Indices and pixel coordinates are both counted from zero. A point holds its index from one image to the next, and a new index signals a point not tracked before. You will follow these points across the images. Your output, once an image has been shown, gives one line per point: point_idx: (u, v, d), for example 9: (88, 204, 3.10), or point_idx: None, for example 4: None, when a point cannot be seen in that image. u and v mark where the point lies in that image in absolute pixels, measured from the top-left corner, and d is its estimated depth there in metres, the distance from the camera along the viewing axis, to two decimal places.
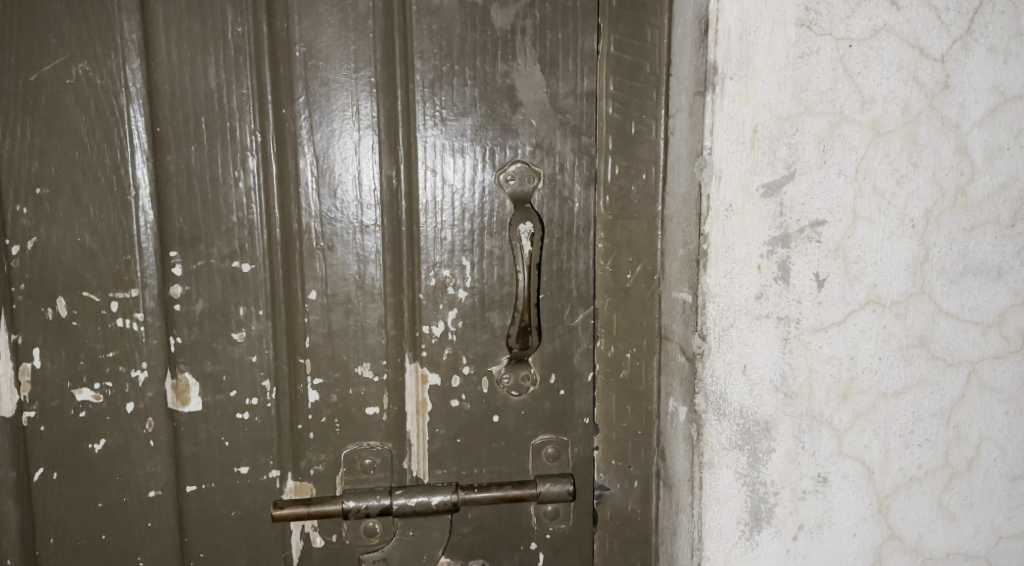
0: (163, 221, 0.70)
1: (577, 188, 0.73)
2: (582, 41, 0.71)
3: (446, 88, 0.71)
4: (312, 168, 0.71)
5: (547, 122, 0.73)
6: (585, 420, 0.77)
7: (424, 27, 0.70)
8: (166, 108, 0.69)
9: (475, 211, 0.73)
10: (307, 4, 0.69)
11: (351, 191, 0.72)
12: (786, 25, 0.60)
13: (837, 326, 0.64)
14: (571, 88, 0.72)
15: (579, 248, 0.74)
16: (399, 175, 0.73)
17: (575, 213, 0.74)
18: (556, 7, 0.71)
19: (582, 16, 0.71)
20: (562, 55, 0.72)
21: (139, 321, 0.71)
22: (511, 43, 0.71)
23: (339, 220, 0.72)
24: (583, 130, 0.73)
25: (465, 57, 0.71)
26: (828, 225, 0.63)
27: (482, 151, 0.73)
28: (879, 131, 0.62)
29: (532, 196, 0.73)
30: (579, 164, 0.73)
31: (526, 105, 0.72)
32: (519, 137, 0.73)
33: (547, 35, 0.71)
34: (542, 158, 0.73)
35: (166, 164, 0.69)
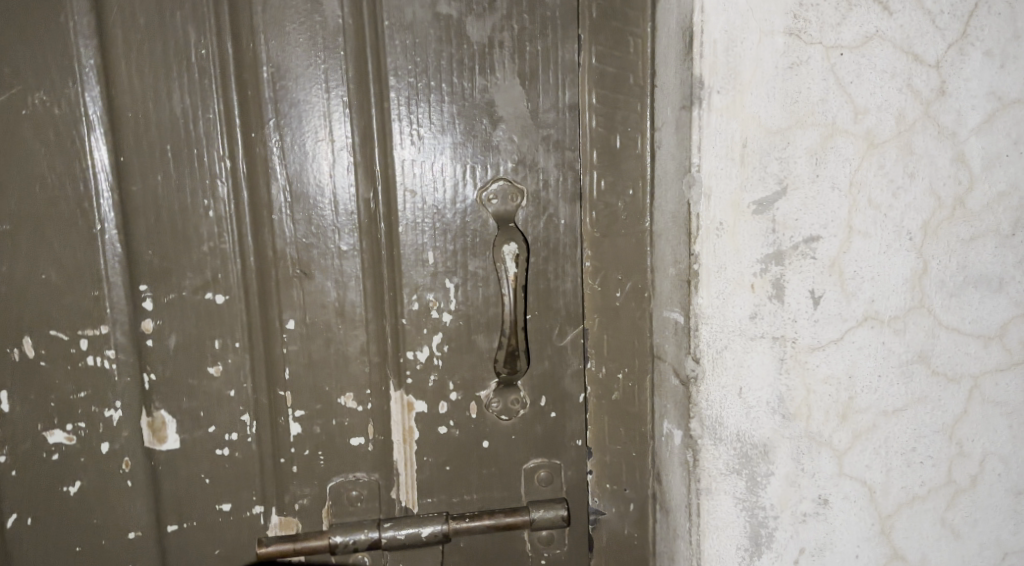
0: (131, 253, 0.67)
1: (562, 205, 0.71)
2: (562, 52, 0.69)
3: (422, 105, 0.68)
4: (286, 194, 0.68)
5: (529, 137, 0.70)
6: (577, 442, 0.75)
7: (397, 43, 0.67)
8: (130, 136, 0.66)
9: (456, 232, 0.71)
10: (274, 22, 0.66)
11: (327, 215, 0.69)
12: (774, 35, 0.57)
13: (834, 344, 0.62)
14: (552, 102, 0.69)
15: (566, 267, 0.71)
16: (377, 197, 0.70)
17: (560, 230, 0.71)
18: (535, 18, 0.68)
19: (562, 27, 0.68)
20: (542, 68, 0.69)
21: (110, 359, 0.68)
22: (488, 56, 0.68)
23: (316, 246, 0.70)
24: (566, 144, 0.70)
25: (442, 72, 0.68)
26: (823, 241, 0.60)
27: (462, 170, 0.70)
28: (874, 142, 0.59)
29: (516, 215, 0.71)
30: (563, 180, 0.70)
31: (506, 121, 0.69)
32: (501, 154, 0.70)
33: (526, 47, 0.68)
34: (525, 175, 0.70)
35: (132, 195, 0.66)
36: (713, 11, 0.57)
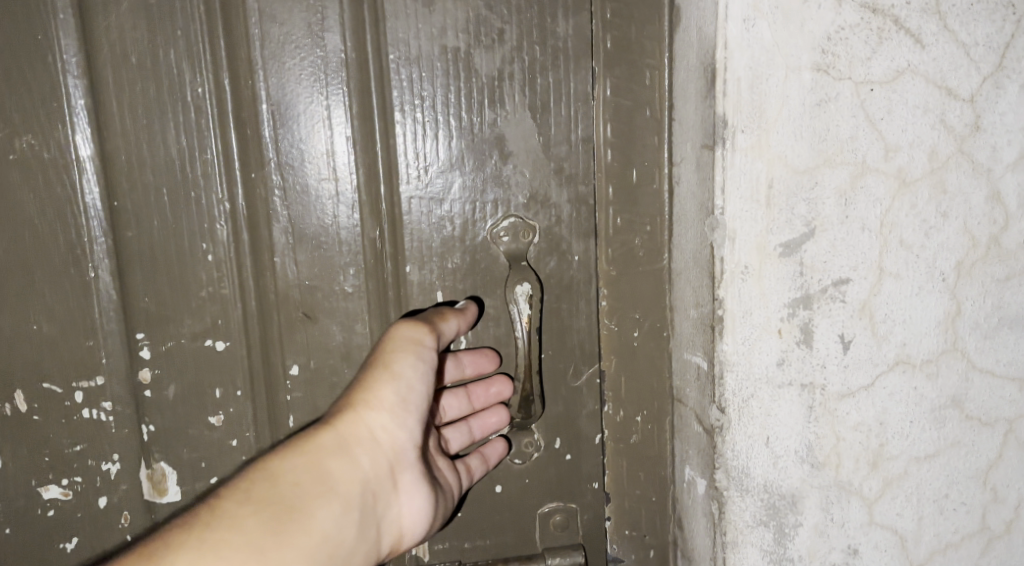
0: (127, 300, 0.65)
1: (576, 242, 0.68)
2: (576, 83, 0.65)
3: (430, 141, 0.65)
4: (287, 235, 0.65)
5: (541, 172, 0.67)
6: (594, 484, 0.72)
7: (403, 77, 0.64)
8: (124, 180, 0.63)
9: (466, 271, 0.68)
10: (274, 58, 0.63)
11: (332, 255, 0.66)
12: (801, 70, 0.54)
13: (865, 391, 0.59)
14: (565, 135, 0.66)
15: (580, 305, 0.69)
16: (383, 235, 0.67)
17: (574, 267, 0.68)
18: (546, 49, 0.65)
19: (575, 57, 0.65)
20: (554, 100, 0.66)
21: (107, 411, 0.66)
22: (498, 89, 0.65)
23: (320, 289, 0.67)
24: (579, 179, 0.67)
25: (449, 107, 0.65)
26: (853, 283, 0.57)
27: (472, 207, 0.67)
28: (905, 180, 0.56)
29: (528, 253, 0.68)
30: (577, 216, 0.67)
31: (516, 155, 0.66)
32: (511, 189, 0.67)
33: (538, 79, 0.65)
34: (537, 211, 0.67)
35: (126, 241, 0.64)
36: (737, 46, 0.54)
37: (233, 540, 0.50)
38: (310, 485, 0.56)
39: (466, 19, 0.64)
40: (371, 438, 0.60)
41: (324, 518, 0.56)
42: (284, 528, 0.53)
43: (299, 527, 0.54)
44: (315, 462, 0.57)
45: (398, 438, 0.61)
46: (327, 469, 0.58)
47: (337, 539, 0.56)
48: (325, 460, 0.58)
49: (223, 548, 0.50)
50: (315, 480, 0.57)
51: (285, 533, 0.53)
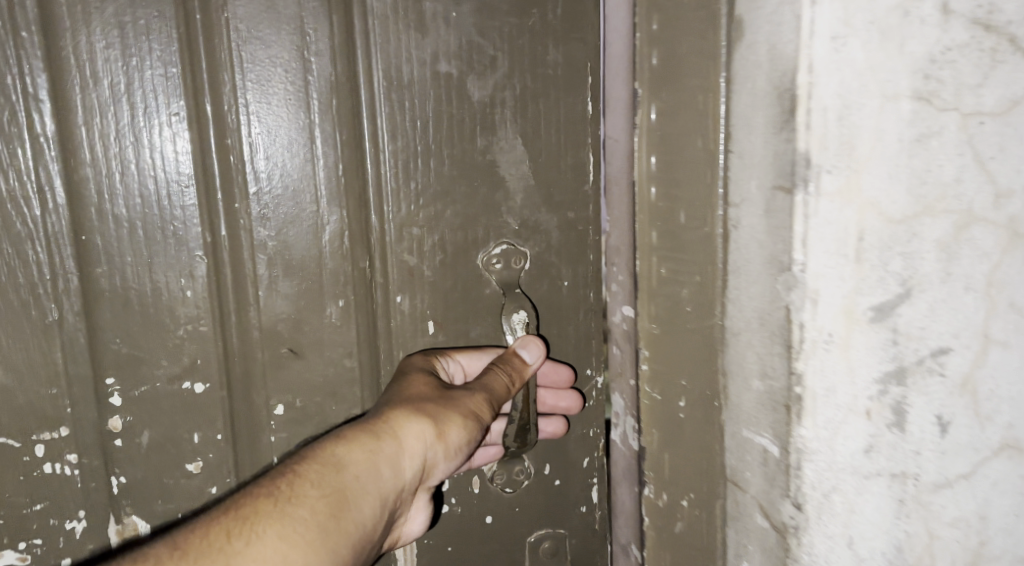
0: (95, 345, 0.65)
1: (565, 269, 0.73)
2: (564, 110, 0.69)
3: (424, 165, 0.67)
4: (268, 268, 0.67)
5: (532, 198, 0.70)
6: (580, 508, 0.79)
7: (394, 102, 0.66)
8: (93, 221, 0.63)
9: (453, 292, 0.70)
10: (261, 84, 0.64)
11: (316, 285, 0.68)
12: (899, 98, 0.45)
13: (964, 480, 0.49)
14: (554, 159, 0.70)
15: (569, 330, 0.74)
16: (372, 265, 0.68)
17: (563, 292, 0.73)
18: (536, 77, 0.68)
19: (565, 86, 0.69)
20: (545, 127, 0.69)
21: (71, 465, 0.66)
22: (491, 114, 0.68)
23: (305, 321, 0.68)
24: (567, 205, 0.71)
25: (442, 134, 0.67)
26: (953, 353, 0.47)
27: (466, 236, 0.69)
28: (1017, 231, 0.47)
29: (520, 278, 0.71)
30: (566, 240, 0.72)
31: (509, 181, 0.69)
32: (505, 217, 0.70)
33: (530, 103, 0.69)
34: (528, 236, 0.71)
35: (95, 279, 0.64)
36: (825, 69, 0.44)
37: (301, 530, 0.54)
38: (365, 480, 0.59)
39: (458, 45, 0.66)
40: (426, 449, 0.63)
41: (370, 514, 0.59)
42: (340, 521, 0.57)
43: (351, 520, 0.57)
44: (375, 460, 0.60)
45: (449, 453, 0.65)
46: (382, 469, 0.60)
47: (374, 531, 0.60)
48: (384, 464, 0.60)
49: (290, 534, 0.54)
50: (370, 475, 0.59)
51: (341, 524, 0.57)
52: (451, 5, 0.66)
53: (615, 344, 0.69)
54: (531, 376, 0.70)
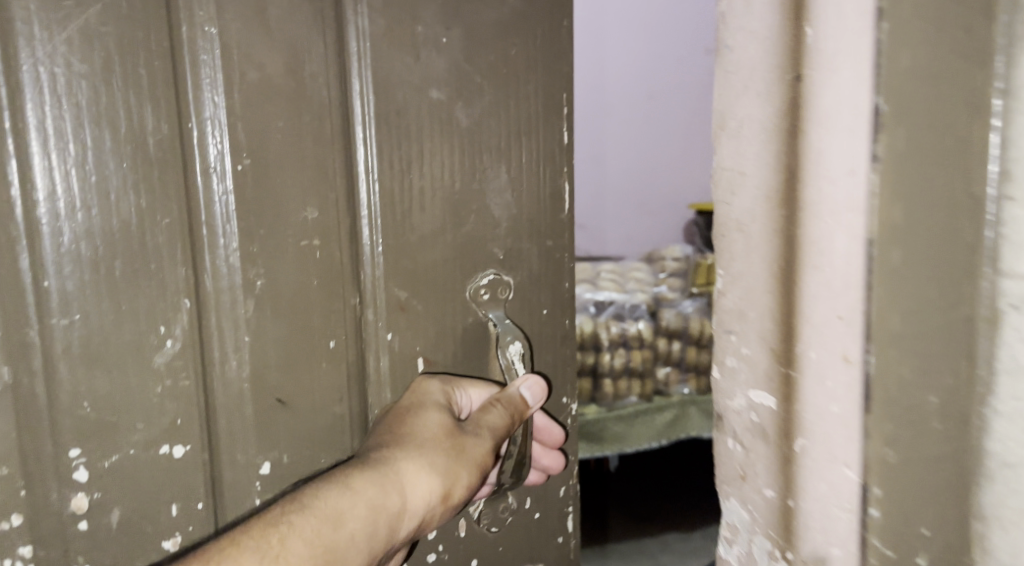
0: (56, 417, 0.65)
1: (547, 298, 0.79)
2: (542, 142, 0.77)
3: (418, 192, 0.73)
4: (255, 306, 0.68)
5: (516, 225, 0.77)
6: (558, 539, 0.85)
7: (391, 128, 0.71)
8: (59, 287, 0.63)
9: (440, 318, 0.75)
10: (254, 106, 0.66)
11: (306, 324, 0.70)
12: None
13: None
14: (535, 189, 0.77)
15: (551, 357, 0.80)
16: (362, 300, 0.72)
17: (543, 320, 0.79)
18: (516, 108, 0.75)
19: (544, 115, 0.76)
20: (525, 158, 0.76)
21: (24, 557, 0.66)
22: (478, 140, 0.74)
23: (296, 356, 0.71)
24: (545, 233, 0.78)
25: (436, 162, 0.73)
26: None
27: (459, 266, 0.75)
28: None
29: (505, 305, 0.77)
30: (545, 267, 0.79)
31: (494, 211, 0.75)
32: (492, 245, 0.76)
33: (513, 126, 0.75)
34: (511, 265, 0.77)
35: (57, 343, 0.64)
36: None
37: None
38: (358, 538, 0.61)
39: (448, 72, 0.72)
40: (428, 506, 0.66)
41: None
42: None
43: None
44: (375, 516, 0.62)
45: (449, 507, 0.68)
46: (379, 524, 0.63)
47: None
48: (383, 519, 0.63)
49: None
50: (364, 534, 0.62)
51: None
52: (442, 31, 0.71)
53: (738, 438, 0.68)
54: (531, 415, 0.73)
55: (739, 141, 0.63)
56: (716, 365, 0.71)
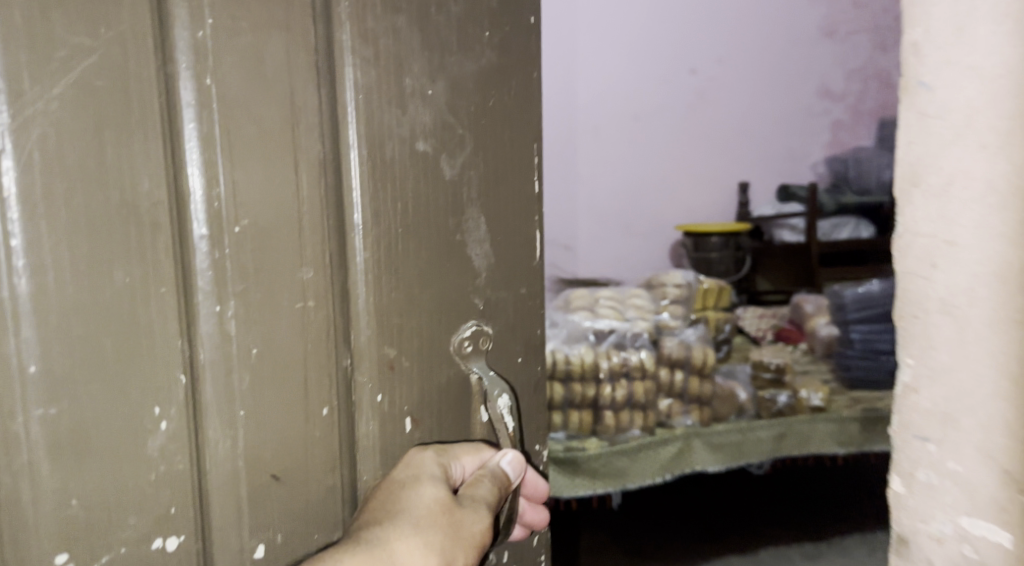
0: (44, 519, 0.66)
1: (521, 350, 0.92)
2: (516, 188, 0.89)
3: (407, 245, 0.81)
4: (247, 383, 0.74)
5: (496, 274, 0.88)
6: None
7: (380, 184, 0.79)
8: (48, 388, 0.64)
9: (426, 365, 0.84)
10: (244, 162, 0.71)
11: (297, 391, 0.77)
12: None
13: None
14: (507, 240, 0.89)
15: (523, 391, 0.94)
16: (351, 354, 0.80)
17: (516, 366, 0.92)
18: (492, 158, 0.86)
19: (521, 162, 0.89)
20: (501, 204, 0.88)
21: None
22: (460, 194, 0.84)
23: (292, 431, 0.77)
24: (520, 281, 0.91)
25: (424, 217, 0.82)
26: None
27: (445, 325, 0.85)
28: None
29: (484, 356, 0.88)
30: (518, 317, 0.92)
31: (476, 260, 0.86)
32: (475, 296, 0.87)
33: (489, 175, 0.87)
34: (489, 322, 0.88)
35: (43, 450, 0.65)
36: None
37: None
38: None
39: (433, 126, 0.81)
40: None
41: None
42: None
43: None
44: None
45: None
46: None
47: None
48: None
49: None
50: None
51: None
52: (427, 82, 0.80)
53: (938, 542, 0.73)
54: (516, 484, 0.83)
55: (943, 201, 0.68)
56: (897, 477, 0.77)
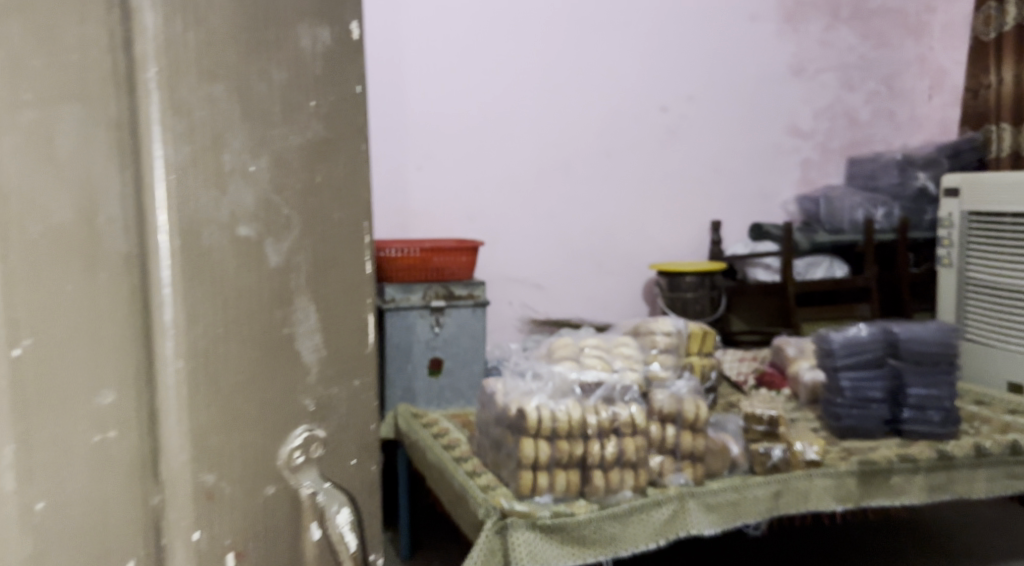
0: None
1: (352, 454, 1.29)
2: (335, 273, 1.22)
3: (224, 338, 1.08)
4: (44, 504, 0.95)
5: (326, 366, 1.23)
6: None
7: (203, 278, 1.06)
8: None
9: (252, 458, 1.13)
10: (52, 274, 0.93)
11: (101, 508, 0.99)
12: None
13: None
14: (319, 337, 1.21)
15: (354, 476, 1.30)
16: (149, 424, 1.03)
17: (346, 468, 1.28)
18: (312, 246, 1.18)
19: (354, 231, 1.24)
20: (328, 289, 1.21)
21: None
22: (289, 275, 1.15)
23: (92, 535, 0.99)
24: (342, 375, 1.26)
25: (249, 317, 1.10)
26: None
27: (288, 437, 1.18)
28: None
29: (313, 454, 1.22)
30: (339, 426, 1.26)
31: (302, 347, 1.18)
32: (306, 392, 1.20)
33: (310, 256, 1.18)
34: (319, 426, 1.22)
35: None
36: None
37: None
38: None
39: (258, 208, 1.10)
40: None
41: None
42: None
43: None
44: None
45: None
46: None
47: None
48: None
49: None
50: None
51: None
52: (250, 161, 1.09)
53: None
54: None
55: None
56: None
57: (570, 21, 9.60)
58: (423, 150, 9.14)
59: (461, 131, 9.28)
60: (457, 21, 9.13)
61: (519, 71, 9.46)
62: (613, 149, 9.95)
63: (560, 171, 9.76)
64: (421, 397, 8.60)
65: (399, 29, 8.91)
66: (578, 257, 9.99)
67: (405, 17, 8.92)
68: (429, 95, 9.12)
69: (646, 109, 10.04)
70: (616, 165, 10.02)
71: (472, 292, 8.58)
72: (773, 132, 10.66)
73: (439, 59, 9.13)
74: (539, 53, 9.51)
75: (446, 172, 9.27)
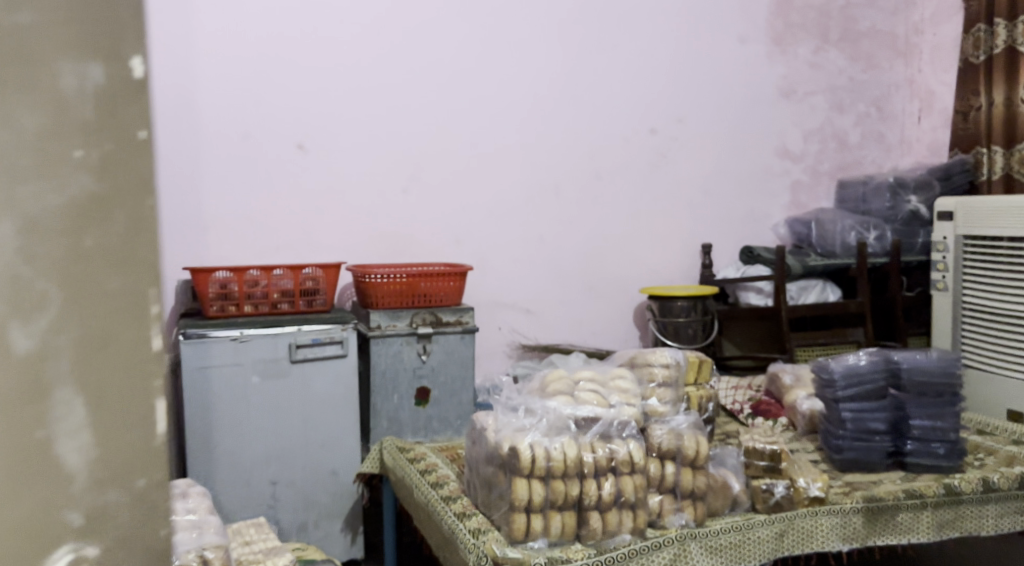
0: None
1: (136, 504, 1.43)
2: (115, 343, 1.37)
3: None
4: None
5: (102, 424, 1.38)
6: None
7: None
8: None
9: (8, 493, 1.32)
10: None
11: None
12: None
13: None
14: (86, 400, 1.36)
15: (136, 526, 1.44)
16: None
17: (130, 513, 1.43)
18: (80, 319, 1.34)
19: (130, 305, 1.38)
20: (99, 352, 1.37)
21: None
22: (51, 345, 1.33)
23: None
24: (118, 430, 1.40)
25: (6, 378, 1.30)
26: None
27: (59, 477, 1.35)
28: None
29: (85, 496, 1.38)
30: (119, 476, 1.41)
31: (60, 403, 1.34)
32: (64, 445, 1.35)
33: (79, 328, 1.34)
34: (98, 475, 1.38)
35: None
36: None
37: None
38: None
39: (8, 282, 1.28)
40: None
41: None
42: None
43: None
44: None
45: None
46: None
47: None
48: None
49: None
50: None
51: None
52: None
53: None
54: None
55: None
56: None
57: (560, 43, 9.50)
58: (410, 171, 8.93)
59: (450, 153, 9.10)
60: (445, 41, 8.99)
61: (508, 93, 9.30)
62: (603, 171, 9.81)
63: (550, 194, 9.59)
64: (407, 428, 8.27)
65: (385, 49, 8.75)
66: (567, 281, 9.80)
67: (391, 37, 8.76)
68: (417, 116, 8.92)
69: (635, 130, 9.92)
70: (606, 188, 9.86)
71: (460, 317, 8.36)
72: (763, 153, 10.58)
73: (427, 79, 8.94)
74: (528, 75, 9.38)
75: (434, 194, 9.05)
